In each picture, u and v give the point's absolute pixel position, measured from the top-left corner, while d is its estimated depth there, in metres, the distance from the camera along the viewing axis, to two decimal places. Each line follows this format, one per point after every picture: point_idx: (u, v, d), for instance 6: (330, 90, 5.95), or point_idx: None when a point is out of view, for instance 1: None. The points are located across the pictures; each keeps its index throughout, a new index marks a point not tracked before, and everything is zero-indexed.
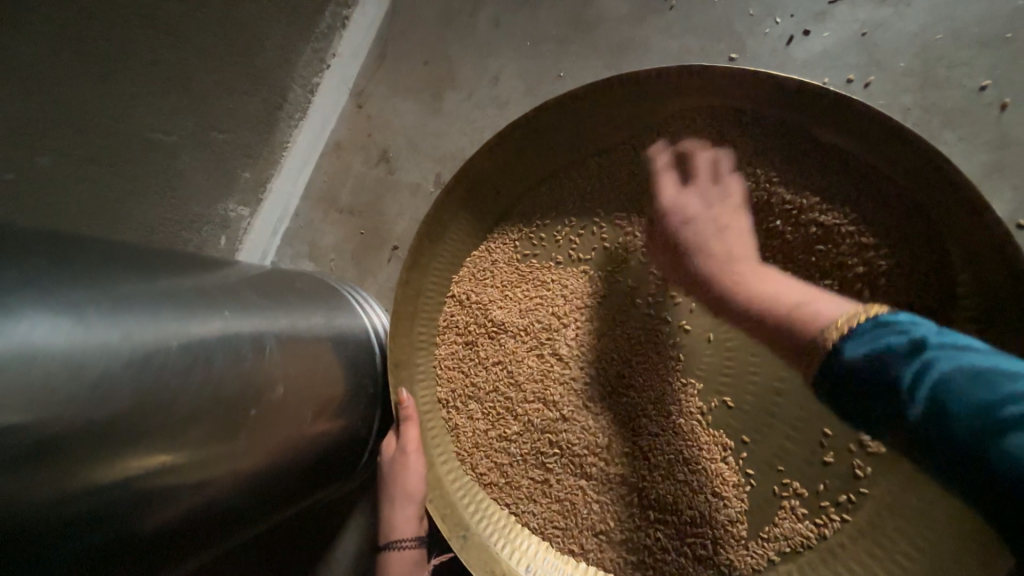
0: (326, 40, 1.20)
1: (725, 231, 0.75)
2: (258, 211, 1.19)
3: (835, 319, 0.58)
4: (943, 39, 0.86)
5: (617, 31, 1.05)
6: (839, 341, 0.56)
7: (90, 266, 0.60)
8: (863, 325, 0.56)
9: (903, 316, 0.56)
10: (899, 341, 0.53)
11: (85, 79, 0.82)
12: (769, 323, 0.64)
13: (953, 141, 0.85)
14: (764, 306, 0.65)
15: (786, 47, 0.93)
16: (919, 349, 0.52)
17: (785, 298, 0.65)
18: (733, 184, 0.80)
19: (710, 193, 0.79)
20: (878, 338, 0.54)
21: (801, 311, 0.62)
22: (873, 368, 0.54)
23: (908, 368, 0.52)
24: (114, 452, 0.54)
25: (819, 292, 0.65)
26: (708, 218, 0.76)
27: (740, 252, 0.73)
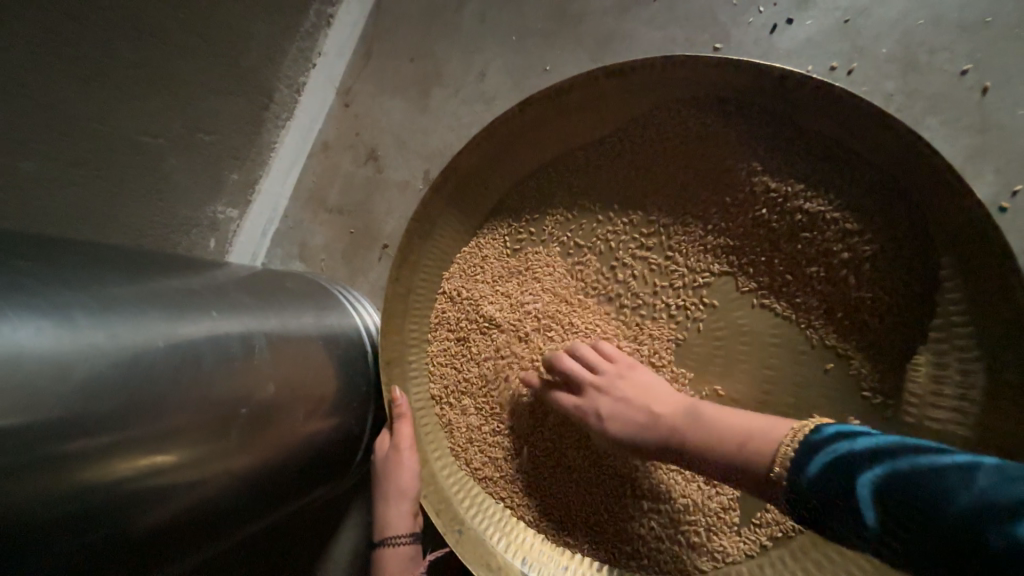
0: (311, 39, 1.19)
1: (641, 399, 0.79)
2: (247, 212, 1.18)
3: (784, 435, 0.65)
4: (924, 24, 0.87)
5: (601, 23, 1.05)
6: (795, 464, 0.61)
7: (74, 269, 0.60)
8: (804, 448, 0.61)
9: (829, 428, 0.62)
10: (840, 454, 0.57)
11: (68, 82, 0.81)
12: (724, 462, 0.70)
13: (935, 125, 0.85)
14: (713, 447, 0.70)
15: (770, 36, 0.93)
16: (861, 458, 0.55)
17: (730, 427, 0.70)
18: (606, 351, 0.86)
19: (604, 367, 0.84)
20: (824, 456, 0.58)
21: (749, 442, 0.68)
22: (832, 490, 0.56)
23: (863, 482, 0.54)
24: (104, 453, 0.54)
25: (744, 415, 0.71)
26: (631, 397, 0.80)
27: (661, 403, 0.78)
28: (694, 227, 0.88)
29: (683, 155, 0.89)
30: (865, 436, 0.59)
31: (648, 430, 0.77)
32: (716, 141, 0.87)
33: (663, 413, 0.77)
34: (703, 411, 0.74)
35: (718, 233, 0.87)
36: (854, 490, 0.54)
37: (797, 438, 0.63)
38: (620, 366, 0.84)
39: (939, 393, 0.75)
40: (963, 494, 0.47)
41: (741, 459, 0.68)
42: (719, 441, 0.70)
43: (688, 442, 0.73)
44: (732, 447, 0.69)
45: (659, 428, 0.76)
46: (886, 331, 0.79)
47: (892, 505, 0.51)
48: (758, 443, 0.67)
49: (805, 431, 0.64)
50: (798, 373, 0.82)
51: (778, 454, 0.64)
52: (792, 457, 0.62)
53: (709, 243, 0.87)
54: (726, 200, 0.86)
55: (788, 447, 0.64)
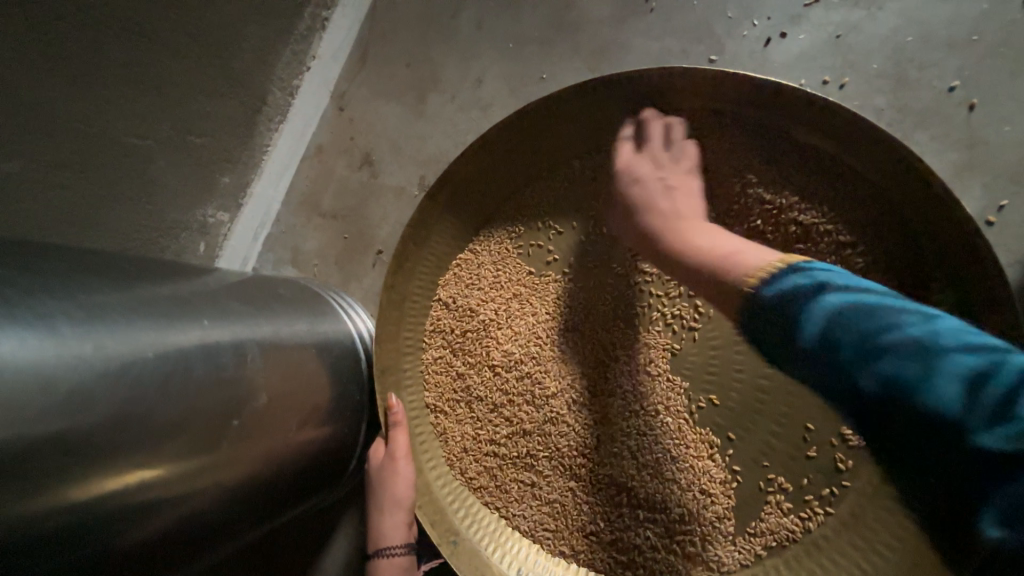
0: (305, 42, 1.18)
1: (670, 188, 0.83)
2: (239, 216, 1.17)
3: (762, 263, 0.64)
4: (914, 41, 0.89)
5: (598, 33, 1.05)
6: (766, 279, 0.62)
7: (61, 278, 0.58)
8: (787, 269, 0.61)
9: (818, 265, 0.61)
10: (818, 285, 0.57)
11: (56, 84, 0.78)
12: (702, 277, 0.71)
13: (925, 140, 0.87)
14: (700, 264, 0.72)
15: (764, 49, 0.95)
16: (830, 290, 0.57)
17: (718, 250, 0.71)
18: (685, 148, 0.86)
19: (659, 157, 0.85)
20: (791, 281, 0.59)
21: (736, 258, 0.67)
22: (769, 305, 0.60)
23: (824, 304, 0.55)
24: (90, 468, 0.52)
25: (752, 245, 0.70)
26: (655, 189, 0.82)
27: (685, 211, 0.81)
28: None
29: None
30: (844, 274, 0.59)
31: (660, 234, 0.80)
32: (711, 152, 0.88)
33: (681, 215, 0.80)
34: (699, 233, 0.77)
35: None
36: (806, 311, 0.56)
37: (786, 265, 0.62)
38: (673, 181, 0.84)
39: None
40: (905, 335, 0.50)
41: (719, 274, 0.67)
42: (711, 256, 0.72)
43: (687, 246, 0.76)
44: (715, 258, 0.70)
45: (660, 234, 0.80)
46: None
47: (836, 326, 0.54)
48: (738, 261, 0.67)
49: (781, 265, 0.62)
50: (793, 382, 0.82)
51: (753, 272, 0.63)
52: (756, 279, 0.62)
53: None
54: (722, 211, 0.87)
55: (761, 272, 0.63)
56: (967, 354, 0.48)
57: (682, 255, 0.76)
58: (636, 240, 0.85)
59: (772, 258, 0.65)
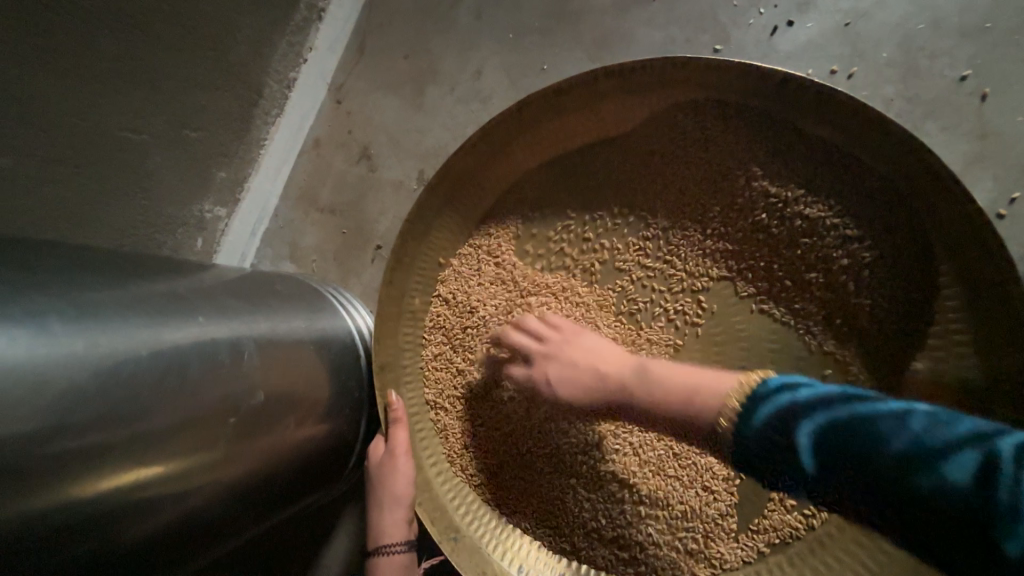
0: (302, 33, 1.16)
1: (593, 361, 0.80)
2: (236, 211, 1.15)
3: (728, 391, 0.65)
4: (925, 28, 0.86)
5: (601, 22, 1.03)
6: (736, 420, 0.62)
7: (52, 274, 0.57)
8: (746, 398, 0.62)
9: (771, 381, 0.62)
10: (784, 407, 0.58)
11: (48, 77, 0.77)
12: (680, 414, 0.70)
13: (935, 131, 0.85)
14: (660, 402, 0.72)
15: (771, 38, 0.92)
16: (804, 412, 0.56)
17: (680, 387, 0.70)
18: (580, 338, 0.84)
19: (551, 347, 0.84)
20: (768, 408, 0.59)
21: (696, 397, 0.68)
22: (769, 437, 0.58)
23: (808, 426, 0.55)
24: (86, 468, 0.51)
25: (697, 369, 0.73)
26: (581, 351, 0.82)
27: (614, 365, 0.79)
28: (693, 231, 0.87)
29: (683, 159, 0.88)
30: (807, 385, 0.59)
31: (600, 390, 0.79)
32: (715, 145, 0.86)
33: (614, 368, 0.79)
34: (652, 370, 0.75)
35: (718, 237, 0.86)
36: (798, 432, 0.55)
37: (745, 391, 0.63)
38: (565, 333, 0.85)
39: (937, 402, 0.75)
40: (897, 438, 0.49)
41: (693, 414, 0.68)
42: (670, 399, 0.71)
43: (637, 398, 0.75)
44: (680, 403, 0.70)
45: (607, 386, 0.78)
46: (884, 338, 0.79)
47: (834, 448, 0.52)
48: (703, 400, 0.67)
49: (749, 387, 0.63)
50: None
51: (727, 402, 0.64)
52: (738, 404, 0.62)
53: (708, 248, 0.86)
54: (725, 205, 0.86)
55: (732, 401, 0.63)
56: (950, 448, 0.47)
57: (655, 401, 0.72)
58: (570, 394, 0.81)
59: (729, 383, 0.66)
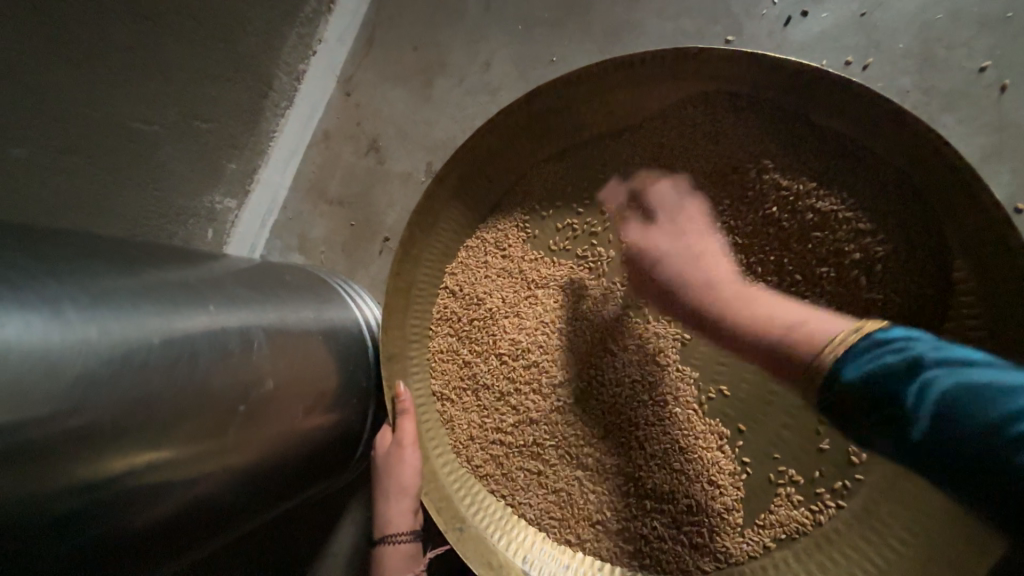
0: (311, 25, 1.16)
1: (700, 256, 0.78)
2: (246, 203, 1.16)
3: (830, 337, 0.60)
4: (943, 18, 0.85)
5: (611, 13, 1.02)
6: (840, 360, 0.58)
7: (67, 262, 0.58)
8: (866, 340, 0.58)
9: (899, 329, 0.58)
10: (902, 357, 0.55)
11: (61, 67, 0.78)
12: (769, 349, 0.65)
13: (952, 124, 0.83)
14: (757, 331, 0.67)
15: (784, 29, 0.91)
16: (929, 369, 0.53)
17: (782, 318, 0.66)
18: (687, 206, 0.83)
19: (671, 224, 0.81)
20: (880, 358, 0.56)
21: (800, 330, 0.64)
22: (876, 385, 0.55)
23: (931, 385, 0.52)
24: (98, 451, 0.52)
25: (811, 310, 0.67)
26: (688, 254, 0.78)
27: (722, 277, 0.76)
28: None
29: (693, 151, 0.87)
30: (930, 340, 0.56)
31: (700, 299, 0.75)
32: (726, 137, 0.85)
33: (720, 283, 0.75)
34: (756, 302, 0.71)
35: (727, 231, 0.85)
36: (906, 391, 0.53)
37: (863, 333, 0.58)
38: (694, 226, 0.81)
39: None
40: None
41: (787, 351, 0.63)
42: (764, 326, 0.67)
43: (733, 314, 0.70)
44: (779, 329, 0.65)
45: (709, 295, 0.74)
46: None
47: (949, 410, 0.50)
48: (808, 333, 0.62)
49: (864, 330, 0.59)
50: None
51: (829, 343, 0.60)
52: (837, 352, 0.58)
53: None
54: (734, 198, 0.85)
55: (830, 349, 0.59)
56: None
57: (748, 330, 0.68)
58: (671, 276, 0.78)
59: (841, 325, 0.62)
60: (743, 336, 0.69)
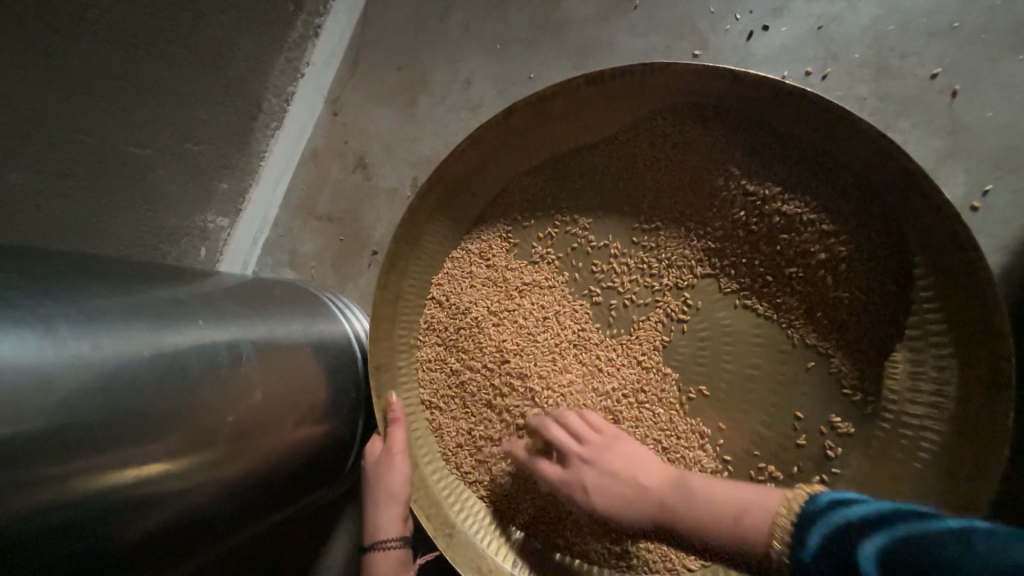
0: (299, 49, 1.20)
1: (620, 470, 0.76)
2: (238, 221, 1.20)
3: (776, 511, 0.60)
4: (895, 29, 0.89)
5: (584, 31, 1.07)
6: (790, 545, 0.55)
7: (62, 282, 0.61)
8: (801, 520, 0.56)
9: (825, 495, 0.57)
10: (841, 527, 0.51)
11: (55, 95, 0.82)
12: (721, 536, 0.63)
13: (907, 128, 0.87)
14: (712, 526, 0.64)
15: (747, 43, 0.96)
16: (865, 532, 0.48)
17: (718, 501, 0.66)
18: (594, 421, 0.83)
19: (584, 435, 0.81)
20: (814, 538, 0.53)
21: (744, 519, 0.62)
22: (837, 561, 0.49)
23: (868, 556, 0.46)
24: (92, 463, 0.54)
25: (734, 484, 0.68)
26: (609, 453, 0.78)
27: (651, 482, 0.74)
28: (676, 231, 0.90)
29: (664, 161, 0.91)
30: (860, 503, 0.53)
31: (636, 497, 0.73)
32: (696, 147, 0.89)
33: (649, 479, 0.74)
34: (690, 482, 0.70)
35: (700, 236, 0.88)
36: (857, 559, 0.47)
37: (794, 511, 0.57)
38: (602, 437, 0.81)
39: (916, 390, 0.76)
40: (953, 549, 0.41)
41: (741, 544, 0.61)
42: (714, 529, 0.64)
43: (681, 518, 0.68)
44: (725, 522, 0.63)
45: (644, 506, 0.72)
46: (864, 330, 0.80)
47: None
48: (756, 520, 0.61)
49: (798, 503, 0.58)
50: (780, 371, 0.83)
51: (777, 526, 0.58)
52: (793, 528, 0.56)
53: (690, 245, 0.89)
54: (704, 205, 0.88)
55: (783, 523, 0.57)
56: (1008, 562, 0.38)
57: (693, 522, 0.66)
58: (603, 505, 0.75)
59: (778, 501, 0.61)
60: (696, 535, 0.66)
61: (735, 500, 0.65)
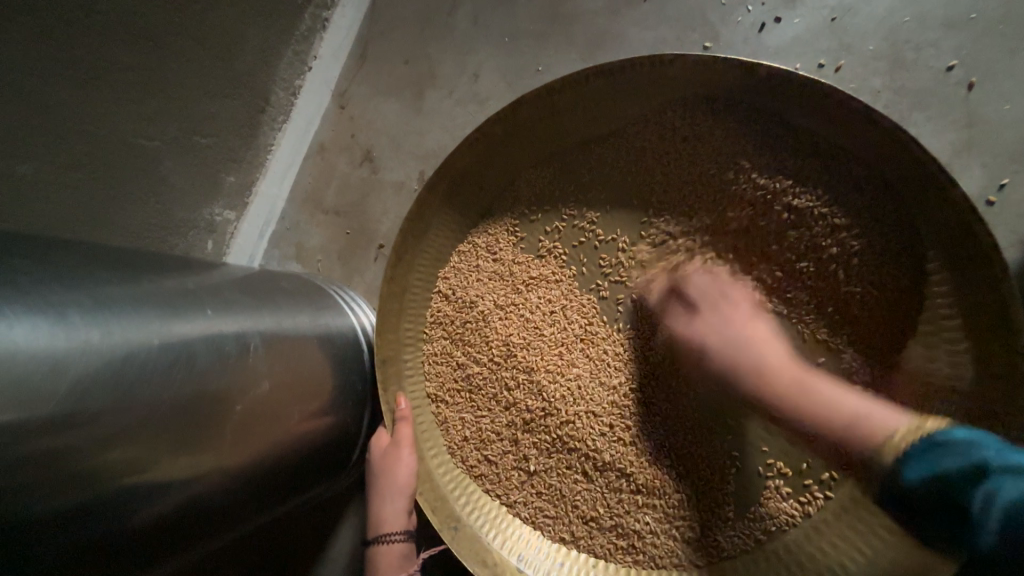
0: (306, 42, 1.20)
1: (753, 342, 0.80)
2: (244, 214, 1.20)
3: (897, 429, 0.68)
4: (910, 21, 0.88)
5: (593, 24, 1.06)
6: (907, 453, 0.65)
7: (74, 269, 0.61)
8: (925, 443, 0.64)
9: (959, 430, 0.63)
10: (943, 469, 0.61)
11: (63, 86, 0.82)
12: (830, 428, 0.73)
13: (922, 121, 0.86)
14: (822, 426, 0.73)
15: (759, 35, 0.94)
16: (966, 476, 0.59)
17: (847, 406, 0.73)
18: (739, 292, 0.83)
19: (720, 307, 0.83)
20: (933, 464, 0.62)
21: (869, 421, 0.71)
22: (936, 490, 0.61)
23: (973, 498, 0.58)
24: (100, 450, 0.55)
25: (863, 397, 0.74)
26: (749, 337, 0.80)
27: (779, 360, 0.78)
28: (684, 225, 0.89)
29: (674, 154, 0.90)
30: (994, 444, 0.61)
31: (758, 372, 0.78)
32: (707, 139, 0.88)
33: (788, 367, 0.78)
34: (819, 389, 0.75)
35: (710, 230, 0.88)
36: (970, 497, 0.59)
37: (920, 434, 0.66)
38: (732, 306, 0.83)
39: (929, 378, 0.76)
40: None
41: (854, 440, 0.70)
42: (832, 425, 0.73)
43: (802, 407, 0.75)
44: (842, 424, 0.72)
45: (761, 385, 0.78)
46: (876, 325, 0.79)
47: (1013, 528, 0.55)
48: (875, 427, 0.70)
49: (927, 431, 0.65)
50: None
51: (896, 438, 0.67)
52: (915, 443, 0.65)
53: (699, 240, 0.88)
54: (714, 198, 0.87)
55: (900, 441, 0.66)
56: None
57: (818, 415, 0.74)
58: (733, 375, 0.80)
59: (902, 421, 0.69)
60: (811, 424, 0.75)
61: (866, 408, 0.72)
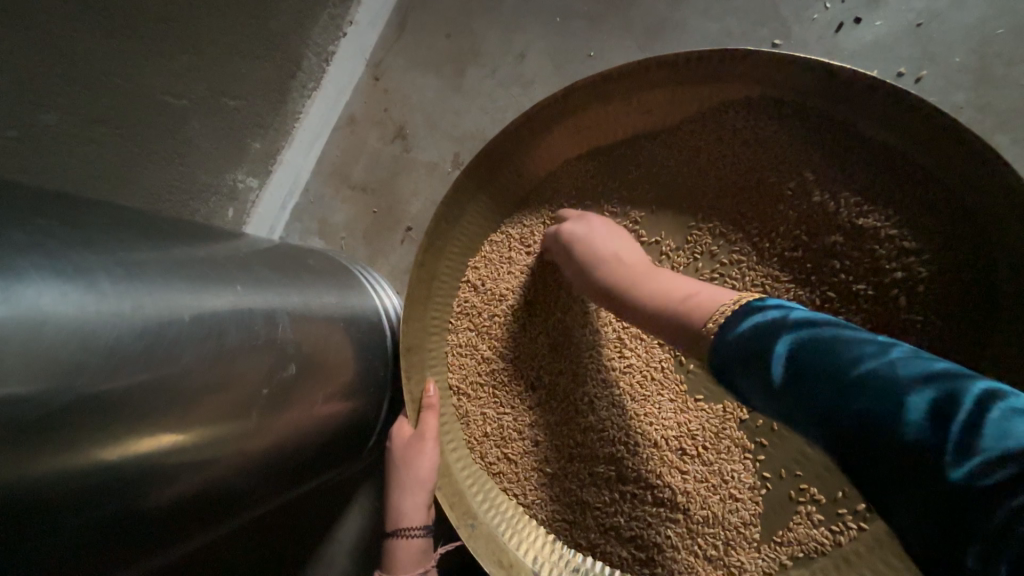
0: (344, 6, 1.14)
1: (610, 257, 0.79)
2: (267, 183, 1.14)
3: (723, 303, 0.60)
4: (1003, 34, 0.82)
5: (655, 9, 0.99)
6: (727, 323, 0.56)
7: (101, 232, 0.57)
8: (741, 312, 0.56)
9: (769, 300, 0.57)
10: (777, 322, 0.53)
11: (91, 33, 0.77)
12: (662, 311, 0.67)
13: (1006, 143, 0.81)
14: (660, 308, 0.68)
15: (834, 35, 0.88)
16: (791, 326, 0.52)
17: (677, 293, 0.68)
18: (587, 224, 0.84)
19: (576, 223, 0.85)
20: (752, 321, 0.54)
21: (697, 302, 0.63)
22: (754, 346, 0.52)
23: (783, 342, 0.50)
24: (120, 430, 0.50)
25: (700, 284, 0.68)
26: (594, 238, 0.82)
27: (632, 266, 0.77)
28: (733, 234, 0.84)
29: (731, 158, 0.85)
30: (802, 309, 0.55)
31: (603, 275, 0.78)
32: (766, 145, 0.83)
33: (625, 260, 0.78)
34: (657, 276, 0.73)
35: (764, 240, 0.83)
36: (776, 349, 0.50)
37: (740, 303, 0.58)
38: (588, 224, 0.84)
39: None
40: (872, 361, 0.46)
41: (679, 316, 0.64)
42: (667, 303, 0.67)
43: (649, 302, 0.70)
44: (675, 306, 0.66)
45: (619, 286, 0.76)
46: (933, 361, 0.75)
47: (798, 363, 0.48)
48: (703, 303, 0.62)
49: (745, 300, 0.58)
50: None
51: (716, 313, 0.59)
52: (727, 315, 0.57)
53: (748, 251, 0.84)
54: (769, 207, 0.83)
55: (722, 313, 0.58)
56: (902, 369, 0.44)
57: (655, 300, 0.69)
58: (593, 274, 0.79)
59: (726, 296, 0.61)
60: (653, 312, 0.69)
61: (689, 295, 0.66)
